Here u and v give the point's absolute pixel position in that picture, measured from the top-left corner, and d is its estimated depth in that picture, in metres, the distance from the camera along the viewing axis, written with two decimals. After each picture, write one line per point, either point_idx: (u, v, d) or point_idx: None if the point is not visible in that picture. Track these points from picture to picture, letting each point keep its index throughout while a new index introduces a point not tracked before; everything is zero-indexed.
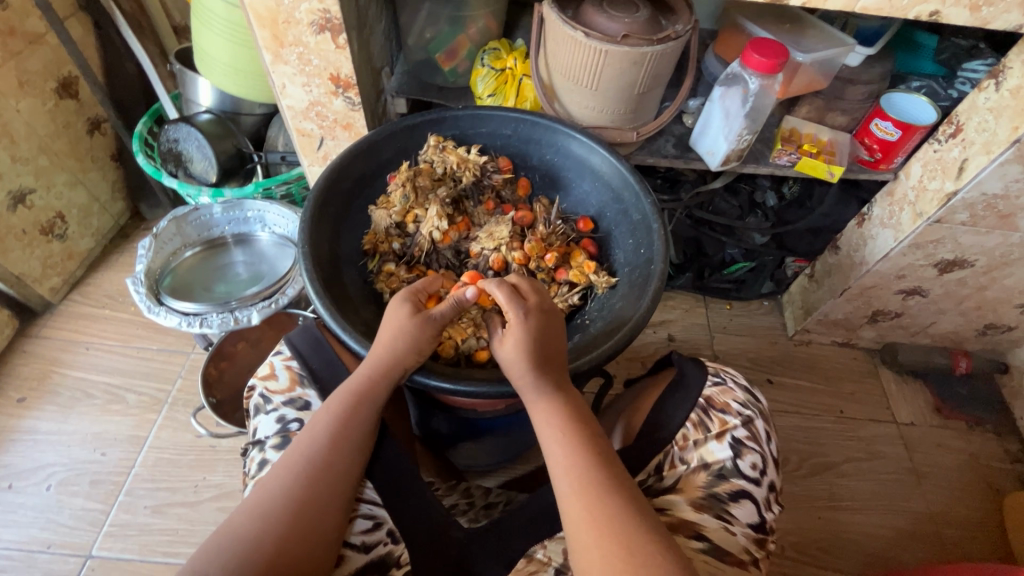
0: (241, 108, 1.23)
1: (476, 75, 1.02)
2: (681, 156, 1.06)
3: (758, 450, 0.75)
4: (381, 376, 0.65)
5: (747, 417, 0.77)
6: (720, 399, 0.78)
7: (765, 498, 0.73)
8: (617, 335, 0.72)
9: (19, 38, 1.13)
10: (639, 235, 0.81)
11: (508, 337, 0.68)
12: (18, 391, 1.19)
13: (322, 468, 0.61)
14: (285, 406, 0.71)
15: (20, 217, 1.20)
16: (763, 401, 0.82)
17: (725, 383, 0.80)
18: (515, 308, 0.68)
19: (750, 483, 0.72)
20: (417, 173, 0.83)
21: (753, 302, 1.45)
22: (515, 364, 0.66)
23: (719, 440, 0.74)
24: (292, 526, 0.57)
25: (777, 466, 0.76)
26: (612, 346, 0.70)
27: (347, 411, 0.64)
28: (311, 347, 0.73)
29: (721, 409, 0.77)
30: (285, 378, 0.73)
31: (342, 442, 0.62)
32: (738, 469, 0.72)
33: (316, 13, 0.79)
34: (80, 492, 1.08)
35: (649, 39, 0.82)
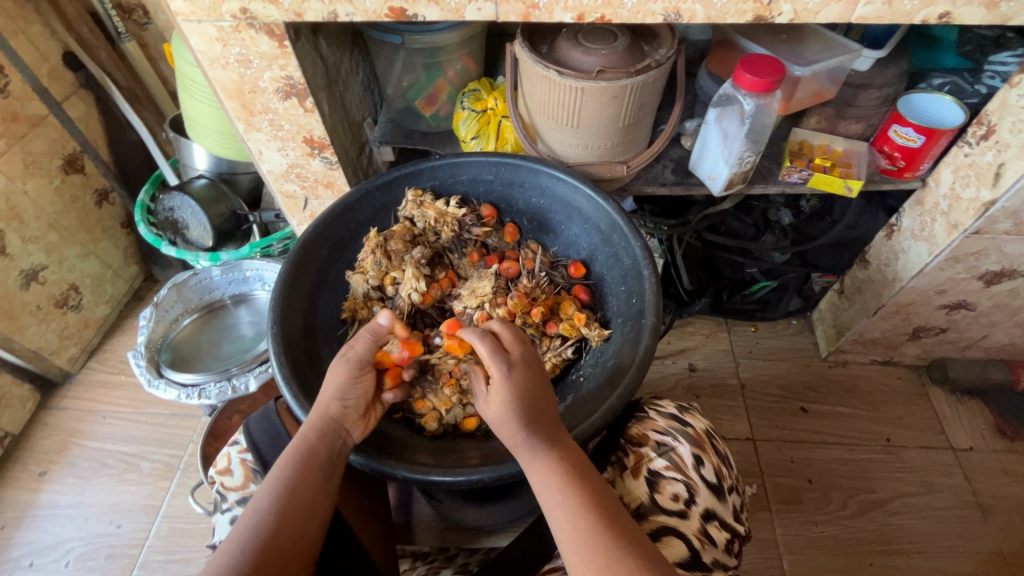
0: (237, 169, 1.23)
1: (458, 118, 0.99)
2: (680, 182, 0.98)
3: (682, 479, 0.56)
4: (324, 440, 0.59)
5: (668, 444, 0.59)
6: (636, 432, 0.61)
7: (701, 535, 0.54)
8: (619, 387, 0.63)
9: (22, 122, 1.16)
10: (630, 281, 0.75)
11: (495, 392, 0.57)
12: (39, 465, 1.21)
13: (268, 544, 0.51)
14: (237, 506, 0.62)
15: (33, 294, 1.23)
16: (702, 422, 0.63)
17: (646, 414, 0.62)
18: (497, 364, 0.57)
19: (674, 518, 0.55)
20: (390, 236, 0.80)
21: (780, 322, 1.35)
22: (504, 423, 0.56)
23: (635, 476, 0.57)
24: None
25: (714, 493, 0.57)
26: (615, 401, 0.61)
27: (293, 477, 0.56)
28: (267, 437, 0.62)
29: (637, 442, 0.60)
30: (240, 473, 0.63)
31: (288, 514, 0.53)
32: (656, 503, 0.55)
33: (280, 80, 0.77)
34: (97, 567, 1.08)
35: (627, 71, 0.76)
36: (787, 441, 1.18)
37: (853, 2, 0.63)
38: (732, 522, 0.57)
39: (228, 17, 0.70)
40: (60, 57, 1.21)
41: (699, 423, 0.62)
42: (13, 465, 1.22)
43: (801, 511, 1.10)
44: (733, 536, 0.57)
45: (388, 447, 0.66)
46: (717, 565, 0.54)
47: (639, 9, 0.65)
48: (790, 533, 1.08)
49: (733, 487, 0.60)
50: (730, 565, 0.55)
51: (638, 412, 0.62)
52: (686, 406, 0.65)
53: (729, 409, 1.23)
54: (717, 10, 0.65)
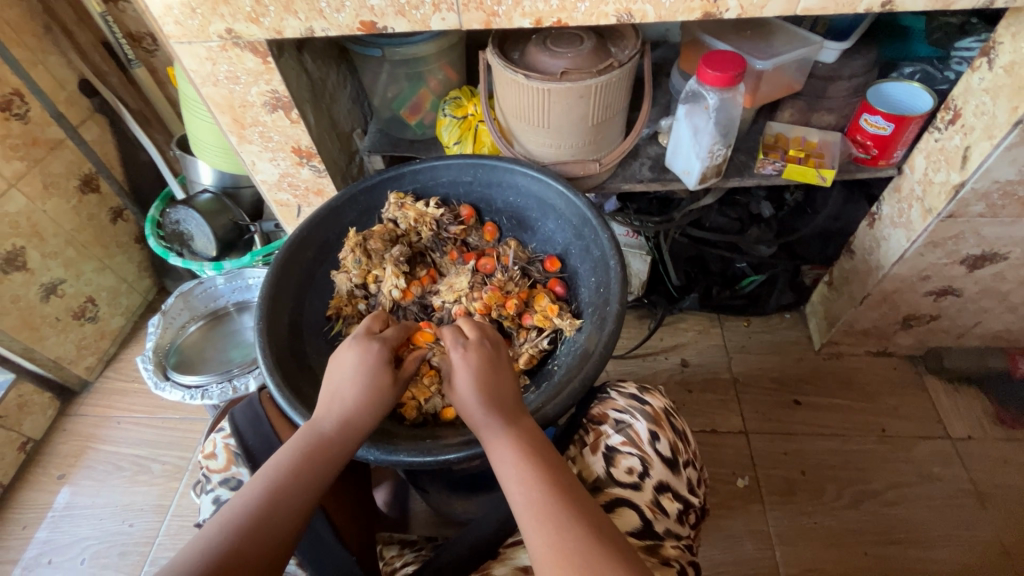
0: (239, 183, 1.30)
1: (441, 124, 1.03)
2: (657, 178, 1.01)
3: (637, 453, 0.59)
4: (341, 430, 0.60)
5: (626, 421, 0.61)
6: (596, 412, 0.63)
7: (654, 505, 0.57)
8: (584, 370, 0.66)
9: (42, 146, 1.25)
10: (600, 272, 0.77)
11: (457, 372, 0.61)
12: (58, 468, 1.28)
13: (263, 520, 0.52)
14: (219, 487, 0.66)
15: (52, 306, 1.30)
16: (662, 401, 0.65)
17: (608, 395, 0.65)
18: (456, 347, 0.63)
19: (628, 490, 0.57)
20: (370, 236, 0.84)
21: (773, 316, 1.35)
22: (469, 404, 0.59)
23: (592, 452, 0.60)
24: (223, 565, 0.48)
25: (669, 467, 0.60)
26: (579, 383, 0.64)
27: (301, 461, 0.56)
28: (249, 423, 0.65)
29: (597, 421, 0.63)
30: (222, 456, 0.67)
31: (290, 495, 0.54)
32: (611, 476, 0.58)
33: (266, 94, 0.83)
34: (110, 564, 1.13)
35: (591, 71, 0.80)
36: (780, 433, 1.18)
37: None
38: (686, 493, 0.60)
39: (215, 38, 0.75)
40: (76, 84, 1.30)
41: (658, 401, 0.64)
42: (34, 468, 1.28)
43: (794, 502, 1.10)
44: (688, 508, 0.60)
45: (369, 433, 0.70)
46: (670, 535, 0.56)
47: (593, 11, 0.69)
48: (784, 524, 1.08)
49: (691, 462, 0.63)
50: (684, 534, 0.57)
51: (601, 393, 0.65)
52: (647, 387, 0.67)
53: (721, 403, 1.23)
54: (666, 9, 0.68)
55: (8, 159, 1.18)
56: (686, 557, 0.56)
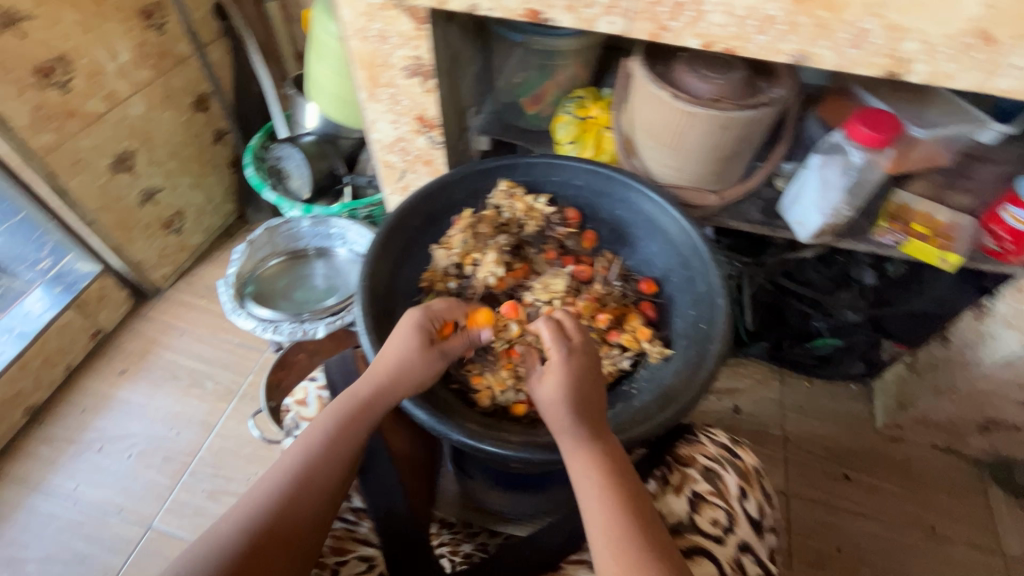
0: (340, 132, 1.31)
1: (557, 121, 1.02)
2: (766, 223, 0.98)
3: (724, 506, 0.58)
4: (376, 399, 0.63)
5: (715, 471, 0.61)
6: (684, 452, 0.63)
7: (734, 563, 0.56)
8: (671, 407, 0.65)
9: (169, 59, 1.29)
10: (701, 308, 0.76)
11: (550, 373, 0.62)
12: (121, 364, 1.34)
13: (313, 478, 0.56)
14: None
15: (146, 212, 1.36)
16: (752, 460, 0.64)
17: (698, 439, 0.65)
18: (558, 348, 0.63)
19: (711, 541, 0.56)
20: (480, 220, 0.85)
21: (838, 383, 1.30)
22: (556, 408, 0.60)
23: (676, 494, 0.60)
24: (276, 519, 0.53)
25: (754, 528, 0.59)
26: (668, 416, 0.64)
27: (336, 430, 0.60)
28: (343, 378, 0.69)
29: (684, 463, 0.62)
30: (314, 406, 0.70)
31: (334, 457, 0.59)
32: (695, 522, 0.57)
33: (409, 59, 0.84)
34: (154, 465, 1.19)
35: (739, 104, 0.78)
36: (823, 505, 1.15)
37: (994, 73, 0.61)
38: (767, 559, 0.58)
39: None
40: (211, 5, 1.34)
41: (749, 458, 0.64)
42: (100, 359, 1.36)
43: None
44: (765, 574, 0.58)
45: (445, 411, 0.70)
46: None
47: (768, 46, 0.66)
48: None
49: (773, 528, 0.62)
50: None
51: (690, 435, 0.65)
52: (737, 441, 0.66)
53: (767, 459, 1.20)
54: (847, 59, 0.65)
55: (138, 65, 1.23)
56: None
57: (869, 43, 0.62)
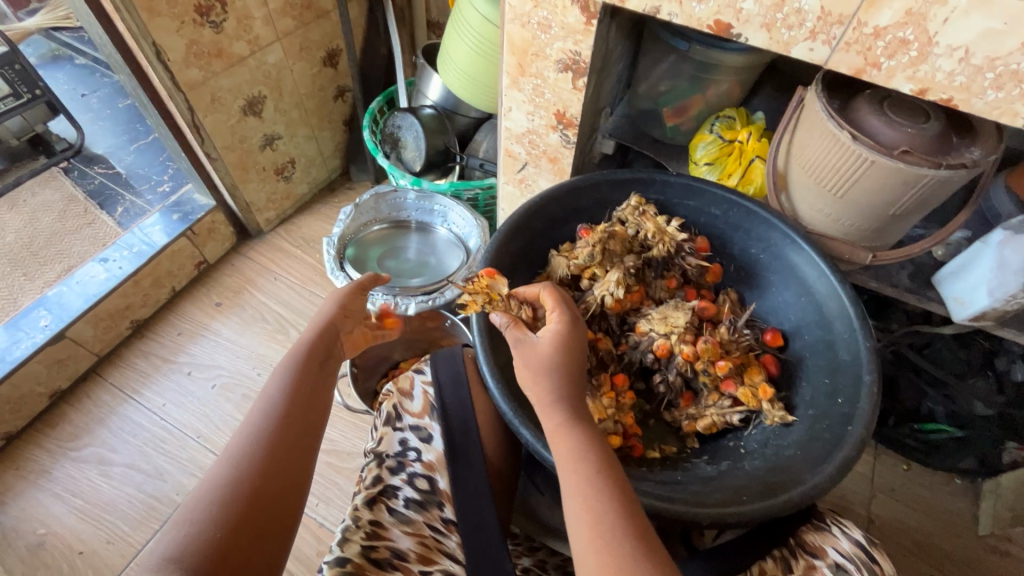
0: (459, 108, 1.30)
1: (699, 138, 0.95)
2: (915, 291, 0.88)
3: None
4: (318, 339, 0.71)
5: (847, 572, 0.53)
6: (813, 543, 0.56)
7: None
8: (795, 487, 0.59)
9: (312, 12, 1.31)
10: (840, 379, 0.68)
11: (544, 337, 0.63)
12: (218, 296, 1.41)
13: (290, 415, 0.61)
14: (409, 431, 0.68)
15: (264, 156, 1.41)
16: (891, 571, 0.56)
17: (829, 529, 0.57)
18: (557, 313, 0.65)
19: None
20: (611, 236, 0.78)
21: (941, 474, 1.18)
22: (546, 370, 0.61)
23: None
24: (269, 454, 0.57)
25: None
26: (795, 497, 0.58)
27: (292, 373, 0.65)
28: (451, 382, 0.72)
29: (810, 553, 0.55)
30: (421, 402, 0.71)
31: (301, 393, 0.64)
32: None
33: (565, 53, 0.79)
34: (233, 400, 1.25)
35: (933, 161, 0.68)
36: None
37: None
38: None
39: None
40: None
41: (889, 569, 0.55)
42: (200, 287, 1.43)
43: None
44: None
45: (545, 433, 0.67)
46: None
47: (1000, 105, 0.57)
48: None
49: None
50: None
51: (818, 522, 0.58)
52: (876, 544, 0.58)
53: None
54: None
55: (283, 14, 1.26)
56: None
57: None
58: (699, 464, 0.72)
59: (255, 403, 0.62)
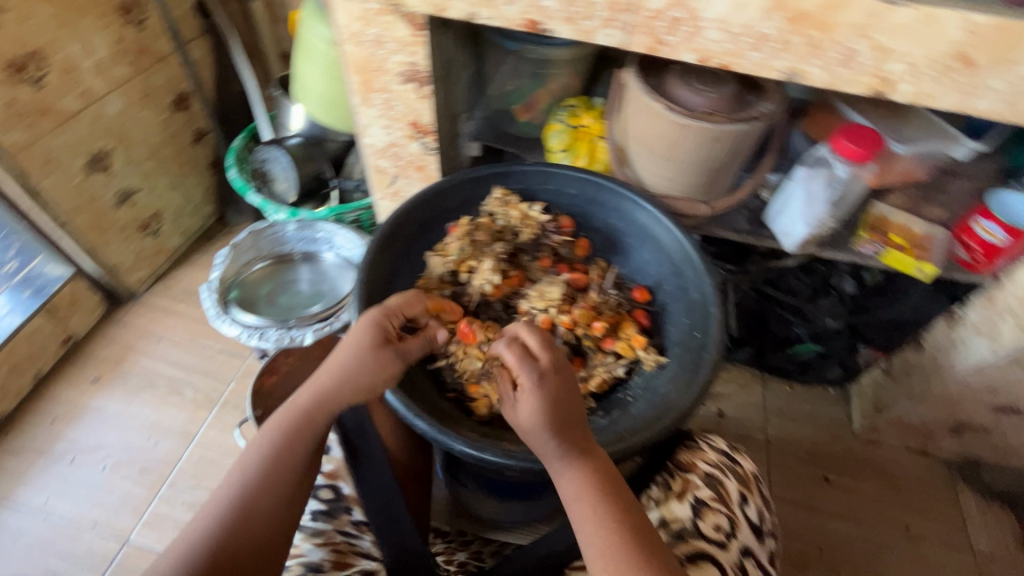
0: (327, 135, 1.29)
1: (551, 128, 1.03)
2: (753, 232, 1.01)
3: (725, 512, 0.62)
4: (317, 411, 0.65)
5: (716, 477, 0.64)
6: (685, 459, 0.65)
7: (736, 566, 0.59)
8: (671, 414, 0.67)
9: (148, 57, 1.25)
10: (695, 316, 0.77)
11: (522, 396, 0.59)
12: (94, 371, 1.29)
13: (264, 482, 0.63)
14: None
15: (122, 214, 1.32)
16: (746, 464, 0.68)
17: (697, 445, 0.67)
18: (527, 369, 0.60)
19: (714, 547, 0.59)
20: (477, 227, 0.85)
21: (817, 388, 1.34)
22: (535, 434, 0.59)
23: (679, 501, 0.62)
24: (239, 519, 0.60)
25: (754, 532, 0.63)
26: (669, 424, 0.65)
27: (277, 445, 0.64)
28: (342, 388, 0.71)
29: (684, 469, 0.65)
30: None
31: (278, 463, 0.64)
32: (699, 529, 0.60)
33: (404, 65, 0.83)
34: (130, 477, 1.15)
35: (731, 117, 0.80)
36: (805, 507, 1.18)
37: (971, 94, 0.64)
38: (765, 561, 0.62)
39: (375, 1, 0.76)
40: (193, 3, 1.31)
41: (746, 463, 0.68)
42: (71, 365, 1.30)
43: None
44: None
45: (443, 420, 0.69)
46: None
47: (762, 63, 0.68)
48: None
49: (770, 532, 0.66)
50: None
51: (689, 441, 0.67)
52: (733, 445, 0.70)
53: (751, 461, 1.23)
54: (836, 77, 0.67)
55: (116, 62, 1.19)
56: None
57: (857, 63, 0.65)
58: (594, 420, 0.75)
59: (240, 463, 0.64)
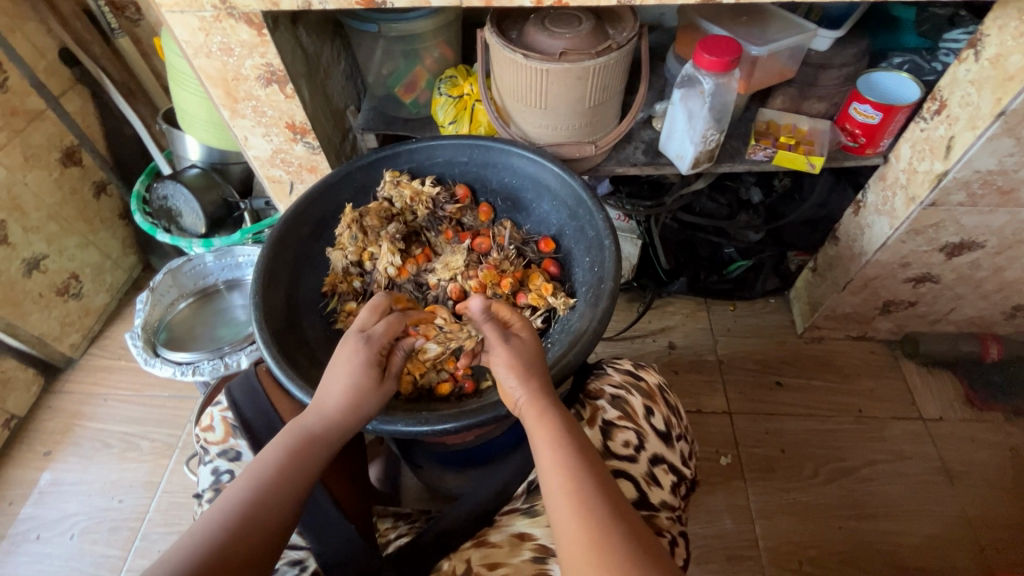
0: (228, 159, 1.27)
1: (436, 103, 1.03)
2: (651, 162, 1.02)
3: (632, 427, 0.69)
4: (330, 432, 0.62)
5: (621, 396, 0.71)
6: (594, 387, 0.73)
7: (647, 474, 0.66)
8: (577, 345, 0.69)
9: (21, 116, 1.20)
10: (594, 252, 0.79)
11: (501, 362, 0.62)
12: (44, 445, 1.26)
13: (270, 501, 0.56)
14: (218, 458, 0.71)
15: (35, 282, 1.27)
16: (651, 379, 0.76)
17: (604, 372, 0.75)
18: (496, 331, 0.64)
19: (625, 461, 0.66)
20: (365, 213, 0.84)
21: (758, 301, 1.38)
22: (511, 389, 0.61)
23: (590, 426, 0.69)
24: (238, 541, 0.52)
25: (662, 439, 0.70)
26: (573, 356, 0.68)
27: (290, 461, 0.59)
28: (244, 395, 0.71)
29: (593, 396, 0.72)
30: (221, 429, 0.71)
31: (288, 482, 0.57)
32: (610, 449, 0.66)
33: (260, 67, 0.82)
34: (100, 539, 1.14)
35: (589, 52, 0.80)
36: (763, 414, 1.22)
37: None
38: (675, 462, 0.70)
39: (208, 8, 0.74)
40: (56, 52, 1.25)
41: (651, 379, 0.76)
42: (19, 445, 1.27)
43: (774, 479, 1.14)
44: (679, 480, 0.69)
45: None
46: (664, 505, 0.66)
47: None
48: (763, 500, 1.12)
49: (682, 436, 0.74)
50: (674, 504, 0.67)
51: (598, 369, 0.76)
52: (639, 364, 0.78)
53: (706, 384, 1.27)
54: None
55: None
56: (672, 517, 0.66)
57: None
58: None
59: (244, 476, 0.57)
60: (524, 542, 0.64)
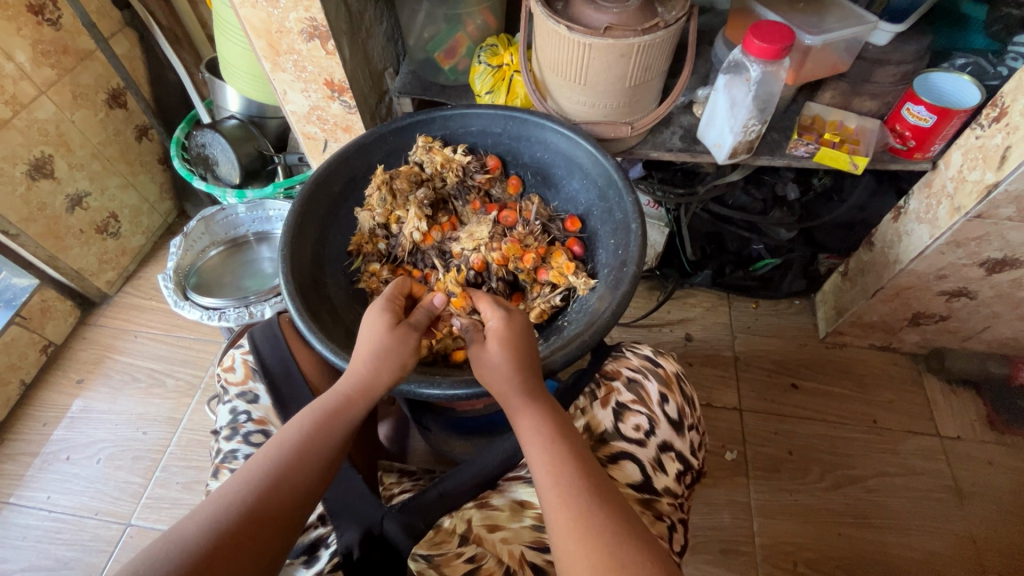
0: (265, 112, 1.29)
1: (474, 72, 1.02)
2: (686, 149, 0.99)
3: (644, 412, 0.69)
4: (358, 393, 0.61)
5: (638, 380, 0.72)
6: (610, 368, 0.74)
7: (653, 459, 0.67)
8: (592, 328, 0.70)
9: (72, 55, 1.23)
10: (620, 235, 0.78)
11: (490, 341, 0.63)
12: (78, 373, 1.33)
13: (297, 457, 0.56)
14: (237, 399, 0.73)
15: (77, 218, 1.33)
16: (670, 367, 0.76)
17: (623, 354, 0.76)
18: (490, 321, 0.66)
19: (633, 444, 0.67)
20: (395, 176, 0.85)
21: (782, 301, 1.36)
22: (501, 372, 0.61)
23: (603, 406, 0.70)
24: (264, 497, 0.53)
25: (673, 428, 0.70)
26: (590, 335, 0.69)
27: (312, 419, 0.58)
28: (268, 342, 0.74)
29: (610, 377, 0.73)
30: (241, 370, 0.75)
31: (316, 438, 0.57)
32: (620, 431, 0.68)
33: (304, 21, 0.82)
34: (124, 466, 1.20)
35: (635, 29, 0.78)
36: (774, 414, 1.21)
37: None
38: (683, 450, 0.70)
39: None
40: None
41: (670, 366, 0.76)
42: (54, 370, 1.34)
43: (778, 479, 1.14)
44: (686, 469, 0.70)
45: None
46: (667, 491, 0.67)
47: None
48: (765, 498, 1.12)
49: (694, 426, 0.74)
50: (678, 492, 0.68)
51: (616, 351, 0.76)
52: (659, 351, 0.78)
53: (720, 379, 1.26)
54: None
55: (39, 65, 1.18)
56: (675, 504, 0.67)
57: None
58: None
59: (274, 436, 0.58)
60: (525, 510, 0.67)
